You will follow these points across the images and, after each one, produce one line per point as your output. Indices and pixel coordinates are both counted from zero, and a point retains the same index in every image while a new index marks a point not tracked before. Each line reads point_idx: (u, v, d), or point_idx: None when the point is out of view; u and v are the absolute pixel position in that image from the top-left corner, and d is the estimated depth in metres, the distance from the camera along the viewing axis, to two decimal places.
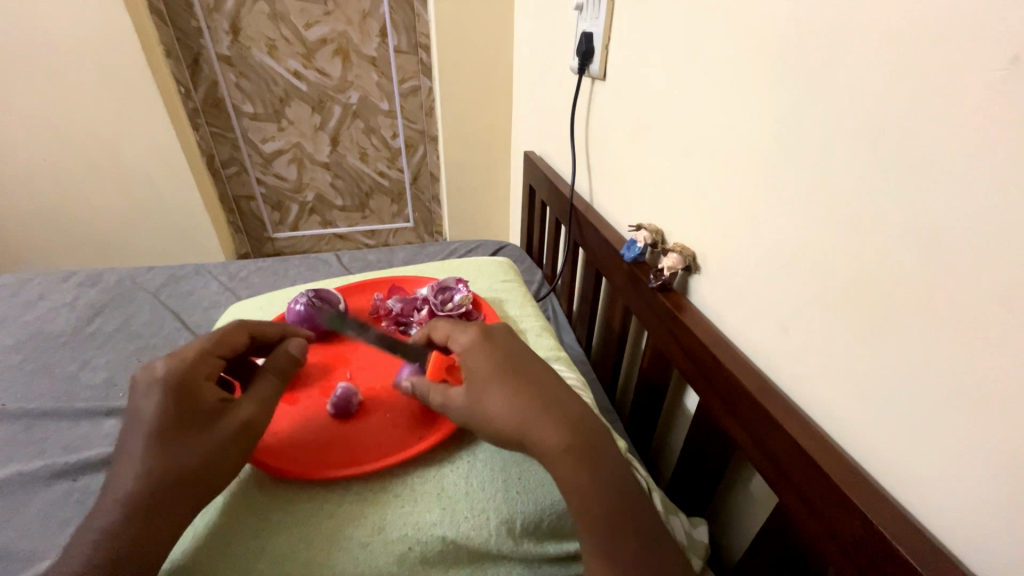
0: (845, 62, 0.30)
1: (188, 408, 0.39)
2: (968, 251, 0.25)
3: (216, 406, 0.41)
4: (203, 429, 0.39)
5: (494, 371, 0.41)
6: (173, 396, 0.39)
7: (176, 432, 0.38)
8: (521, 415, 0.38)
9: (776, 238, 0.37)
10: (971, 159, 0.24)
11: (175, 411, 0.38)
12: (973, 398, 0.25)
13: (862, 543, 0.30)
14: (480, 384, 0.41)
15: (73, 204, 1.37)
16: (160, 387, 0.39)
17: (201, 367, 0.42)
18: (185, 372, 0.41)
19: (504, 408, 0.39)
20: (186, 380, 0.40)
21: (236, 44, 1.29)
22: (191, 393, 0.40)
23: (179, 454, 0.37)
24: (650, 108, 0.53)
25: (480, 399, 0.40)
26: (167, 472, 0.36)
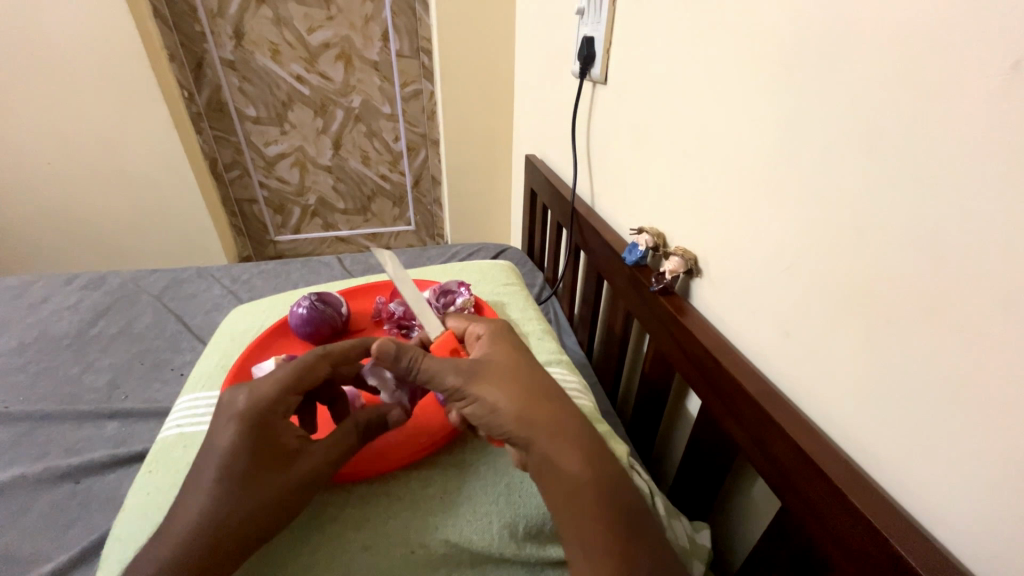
0: (847, 67, 0.30)
1: (260, 454, 0.38)
2: (970, 256, 0.25)
3: (287, 451, 0.39)
4: (271, 478, 0.37)
5: (504, 363, 0.42)
6: (252, 443, 0.38)
7: (244, 479, 0.36)
8: (528, 408, 0.39)
9: (778, 242, 0.37)
10: (972, 166, 0.24)
11: (250, 454, 0.37)
12: (976, 404, 0.25)
13: (865, 548, 0.30)
14: (491, 367, 0.41)
15: (77, 207, 1.38)
16: (235, 425, 0.38)
17: (282, 404, 0.40)
18: (266, 411, 0.39)
19: (508, 394, 0.39)
20: (265, 421, 0.39)
21: (240, 48, 1.30)
22: (269, 435, 0.39)
23: (250, 501, 0.36)
24: (651, 112, 0.53)
25: (485, 378, 0.40)
26: (233, 520, 0.35)
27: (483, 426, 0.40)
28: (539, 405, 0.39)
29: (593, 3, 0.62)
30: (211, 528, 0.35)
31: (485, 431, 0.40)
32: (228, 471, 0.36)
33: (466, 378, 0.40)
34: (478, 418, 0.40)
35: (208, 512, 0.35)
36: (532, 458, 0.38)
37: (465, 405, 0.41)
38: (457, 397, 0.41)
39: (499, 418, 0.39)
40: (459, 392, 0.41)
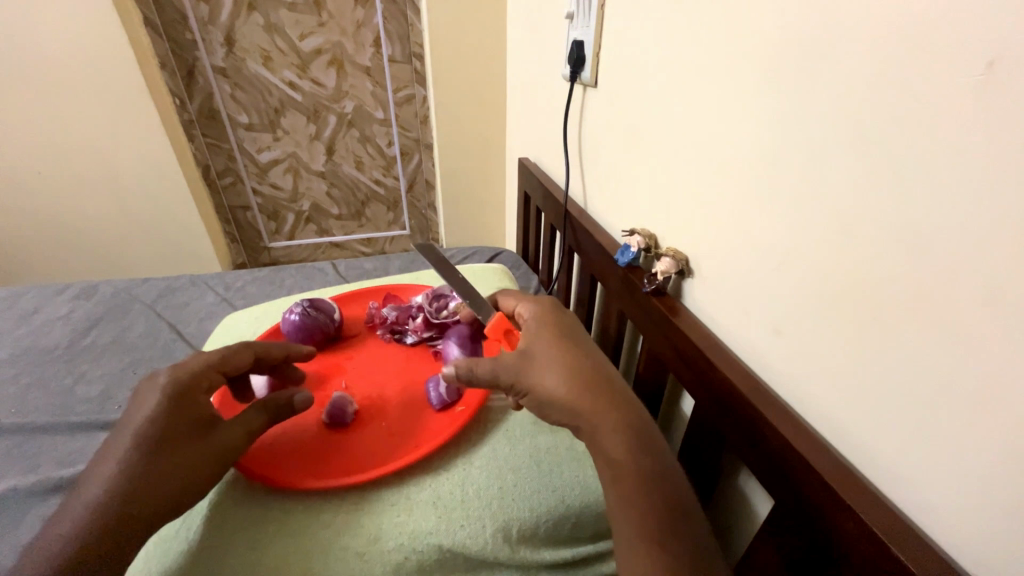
0: (828, 68, 0.31)
1: (177, 419, 0.40)
2: (958, 252, 0.25)
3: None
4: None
5: (550, 349, 0.42)
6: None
7: (158, 443, 0.38)
8: (572, 392, 0.39)
9: (766, 243, 0.38)
10: (952, 166, 0.25)
11: (166, 420, 0.39)
12: (964, 399, 0.26)
13: (856, 544, 0.30)
14: (539, 358, 0.41)
15: (69, 217, 1.37)
16: (155, 396, 0.41)
17: (203, 380, 0.43)
18: (186, 385, 0.42)
19: (558, 380, 0.40)
20: (184, 393, 0.41)
21: (231, 55, 1.30)
22: (188, 404, 0.41)
23: (159, 465, 0.37)
24: (640, 115, 0.54)
25: (535, 368, 0.41)
26: (149, 481, 0.36)
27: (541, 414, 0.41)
28: (579, 388, 0.39)
29: (581, 7, 0.63)
30: (119, 496, 0.35)
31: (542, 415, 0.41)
32: (138, 436, 0.38)
33: (519, 376, 0.41)
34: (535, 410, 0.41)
35: (111, 477, 0.36)
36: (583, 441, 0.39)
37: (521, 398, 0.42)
38: (516, 390, 0.41)
39: (551, 406, 0.40)
40: (517, 388, 0.41)
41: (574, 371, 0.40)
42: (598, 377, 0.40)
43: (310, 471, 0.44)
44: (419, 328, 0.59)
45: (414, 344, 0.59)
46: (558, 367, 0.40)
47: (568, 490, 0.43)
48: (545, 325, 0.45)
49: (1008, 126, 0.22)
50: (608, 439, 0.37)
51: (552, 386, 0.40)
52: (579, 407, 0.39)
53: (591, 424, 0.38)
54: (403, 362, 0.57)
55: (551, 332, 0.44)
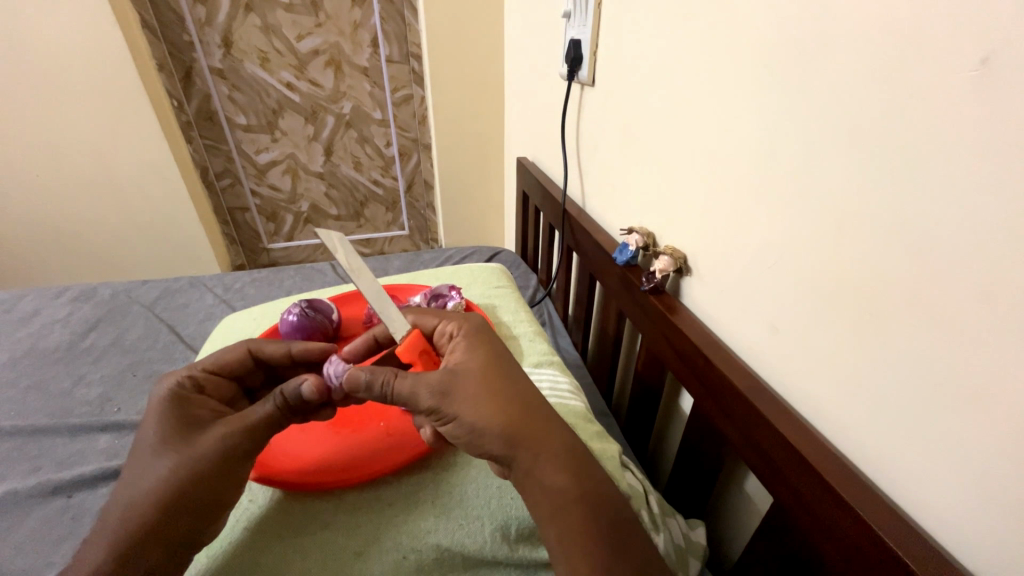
0: (824, 66, 0.31)
1: (175, 422, 0.40)
2: (957, 249, 0.25)
3: (201, 419, 0.41)
4: (181, 447, 0.38)
5: (478, 372, 0.41)
6: (165, 414, 0.41)
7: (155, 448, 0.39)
8: (502, 423, 0.38)
9: (764, 240, 0.38)
10: (951, 163, 0.25)
11: (166, 424, 0.40)
12: (964, 398, 0.26)
13: (855, 539, 0.30)
14: (465, 382, 0.40)
15: (68, 220, 1.37)
16: (152, 407, 0.42)
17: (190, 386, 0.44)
18: (178, 393, 0.43)
19: (484, 409, 0.38)
20: (176, 400, 0.42)
21: (228, 57, 1.30)
22: (182, 407, 0.41)
23: (154, 467, 0.37)
24: (637, 114, 0.54)
25: (461, 395, 0.39)
26: (146, 486, 0.37)
27: (463, 443, 0.40)
28: (512, 417, 0.38)
29: (578, 5, 0.63)
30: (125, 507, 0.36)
31: (462, 445, 0.40)
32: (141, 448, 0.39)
33: (441, 398, 0.39)
34: (458, 436, 0.40)
35: (120, 492, 0.37)
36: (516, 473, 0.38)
37: (444, 423, 0.40)
38: (434, 415, 0.40)
39: (480, 435, 0.38)
40: (438, 412, 0.39)
41: (504, 399, 0.39)
42: (529, 407, 0.39)
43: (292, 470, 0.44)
44: None
45: None
46: (485, 396, 0.39)
47: None
48: (475, 346, 0.43)
49: (1005, 123, 0.22)
50: (549, 471, 0.37)
51: (480, 416, 0.38)
52: (506, 438, 0.38)
53: (531, 455, 0.37)
54: None
55: (478, 356, 0.42)
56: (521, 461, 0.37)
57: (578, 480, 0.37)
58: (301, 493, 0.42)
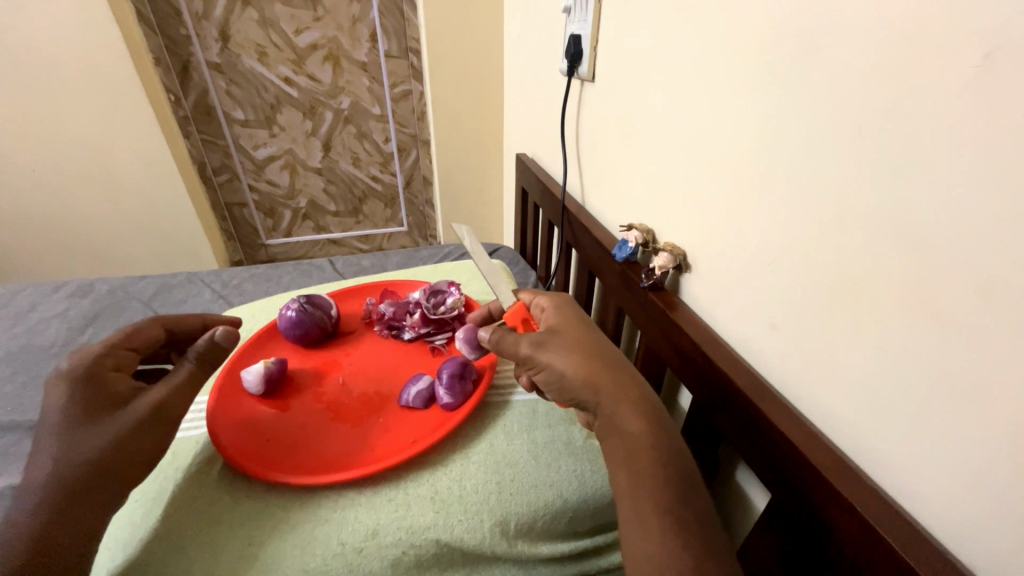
0: (825, 61, 0.30)
1: (99, 396, 0.41)
2: (956, 247, 0.25)
3: (127, 392, 0.43)
4: (114, 413, 0.41)
5: (575, 329, 0.43)
6: (82, 389, 0.41)
7: (85, 419, 0.39)
8: (589, 377, 0.39)
9: (765, 238, 0.37)
10: (947, 162, 0.25)
11: (90, 398, 0.41)
12: (960, 394, 0.26)
13: (850, 534, 0.30)
14: (559, 337, 0.42)
15: (64, 214, 1.37)
16: (64, 383, 0.41)
17: (107, 361, 0.44)
18: (94, 367, 0.43)
19: (578, 361, 0.40)
20: (92, 374, 0.42)
21: (226, 51, 1.29)
22: (103, 382, 0.42)
23: (92, 436, 0.39)
24: (637, 110, 0.53)
25: (560, 346, 0.41)
26: (83, 453, 0.38)
27: (556, 391, 0.41)
28: (594, 370, 0.40)
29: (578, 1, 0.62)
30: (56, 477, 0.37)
31: (556, 395, 0.42)
32: (58, 423, 0.39)
33: (536, 347, 0.41)
34: (549, 383, 0.41)
35: (45, 464, 0.37)
36: (599, 421, 0.40)
37: (538, 373, 0.42)
38: (530, 365, 0.42)
39: (567, 383, 0.40)
40: (532, 360, 0.41)
41: (593, 354, 0.41)
42: (615, 365, 0.40)
43: (287, 459, 0.44)
44: (416, 324, 0.59)
45: (411, 340, 0.59)
46: (575, 349, 0.41)
47: (566, 485, 0.43)
48: (566, 310, 0.45)
49: (1006, 120, 0.22)
50: (628, 417, 0.38)
51: (577, 367, 0.40)
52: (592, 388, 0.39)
53: (611, 403, 0.39)
54: (400, 359, 0.56)
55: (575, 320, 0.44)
56: (602, 406, 0.39)
57: None
58: (301, 488, 0.42)
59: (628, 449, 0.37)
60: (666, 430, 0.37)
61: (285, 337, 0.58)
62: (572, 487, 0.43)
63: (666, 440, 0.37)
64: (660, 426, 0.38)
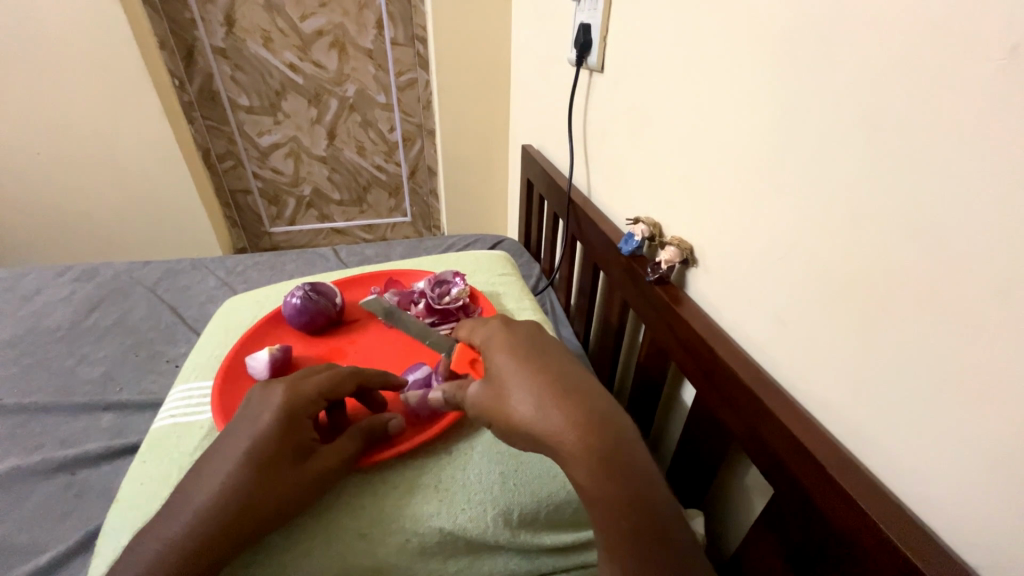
0: (840, 55, 0.30)
1: (286, 445, 0.38)
2: (969, 245, 0.25)
3: (307, 443, 0.39)
4: (291, 470, 0.37)
5: (502, 372, 0.37)
6: (281, 432, 0.38)
7: (260, 472, 0.36)
8: (538, 414, 0.34)
9: (774, 233, 0.37)
10: (962, 159, 0.24)
11: (282, 447, 0.38)
12: (967, 393, 0.26)
13: (853, 530, 0.30)
14: (487, 389, 0.37)
15: (68, 198, 1.37)
16: (269, 423, 0.38)
17: (312, 402, 0.41)
18: (299, 408, 0.40)
19: (522, 400, 0.34)
20: (295, 417, 0.39)
21: (231, 35, 1.28)
22: (297, 428, 0.39)
23: (256, 493, 0.36)
24: (647, 101, 0.53)
25: (500, 390, 0.36)
26: (241, 509, 0.35)
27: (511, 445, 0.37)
28: (525, 422, 0.34)
29: None
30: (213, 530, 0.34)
31: None
32: (229, 471, 0.36)
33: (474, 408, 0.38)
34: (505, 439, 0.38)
35: (200, 509, 0.35)
36: None
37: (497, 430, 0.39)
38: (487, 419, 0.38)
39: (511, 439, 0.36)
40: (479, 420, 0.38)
41: (534, 383, 0.35)
42: (566, 394, 0.34)
43: None
44: (421, 314, 0.58)
45: None
46: (501, 399, 0.36)
47: None
48: (499, 345, 0.39)
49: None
50: (574, 470, 0.32)
51: (523, 408, 0.34)
52: (544, 430, 0.33)
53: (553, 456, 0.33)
54: (404, 349, 0.56)
55: (514, 344, 0.39)
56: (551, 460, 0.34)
57: None
58: None
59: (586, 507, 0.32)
60: (638, 452, 0.32)
61: (290, 325, 0.58)
62: None
63: (642, 466, 0.32)
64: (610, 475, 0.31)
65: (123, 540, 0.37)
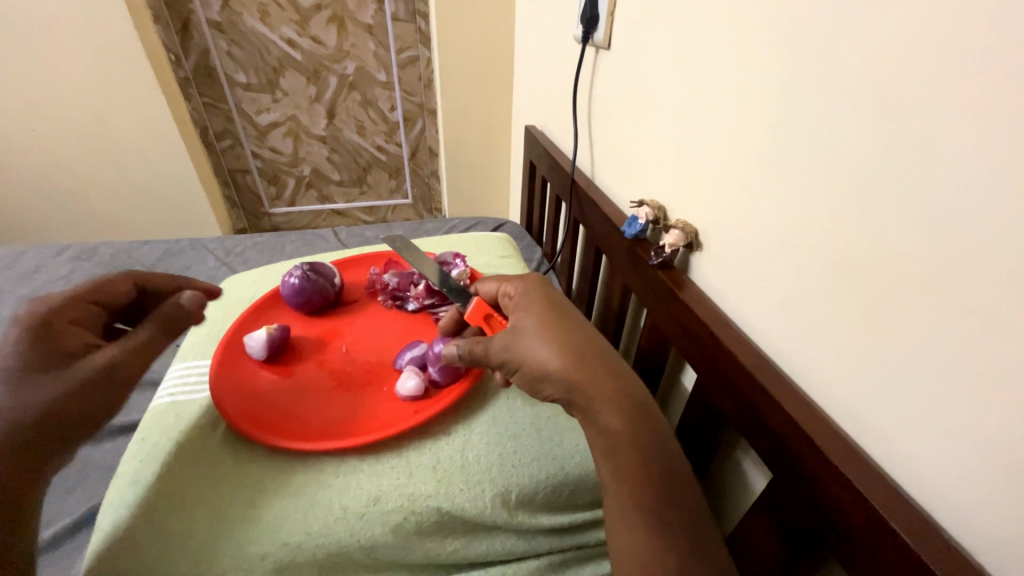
0: (857, 27, 0.29)
1: (41, 348, 0.41)
2: (987, 228, 0.24)
3: (68, 346, 0.42)
4: (45, 363, 0.40)
5: (539, 325, 0.41)
6: (32, 340, 0.41)
7: (24, 366, 0.39)
8: (579, 363, 0.38)
9: (780, 217, 0.36)
10: (982, 139, 0.23)
11: (33, 349, 0.41)
12: (977, 379, 0.25)
13: (852, 517, 0.30)
14: (526, 336, 0.41)
15: (67, 176, 1.36)
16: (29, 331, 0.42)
17: (64, 315, 0.44)
18: (47, 318, 0.43)
19: (548, 351, 0.39)
20: (41, 325, 0.42)
21: (227, 9, 1.25)
22: (47, 333, 0.42)
23: (30, 386, 0.38)
24: (655, 77, 0.51)
25: (535, 340, 0.40)
26: (9, 398, 0.37)
27: (530, 390, 0.41)
28: (570, 364, 0.38)
29: None
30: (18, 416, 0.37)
31: (534, 394, 0.42)
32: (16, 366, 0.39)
33: (506, 353, 0.41)
34: (526, 385, 0.41)
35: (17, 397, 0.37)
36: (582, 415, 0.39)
37: (514, 375, 0.42)
38: (506, 369, 0.42)
39: (543, 383, 0.40)
40: (506, 366, 0.42)
41: (554, 337, 0.40)
42: (585, 350, 0.39)
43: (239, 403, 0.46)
44: (421, 295, 0.58)
45: (415, 311, 0.58)
46: (543, 344, 0.40)
47: (568, 459, 0.43)
48: (532, 303, 0.44)
49: None
50: (608, 415, 0.37)
51: (557, 357, 0.39)
52: (580, 375, 0.38)
53: (589, 400, 0.38)
54: (403, 331, 0.56)
55: (537, 304, 0.43)
56: (581, 403, 0.38)
57: (623, 434, 0.36)
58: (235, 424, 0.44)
59: (606, 446, 0.37)
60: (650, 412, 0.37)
61: (288, 305, 0.58)
62: (574, 461, 0.43)
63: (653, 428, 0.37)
64: (641, 419, 0.37)
65: (128, 515, 0.38)
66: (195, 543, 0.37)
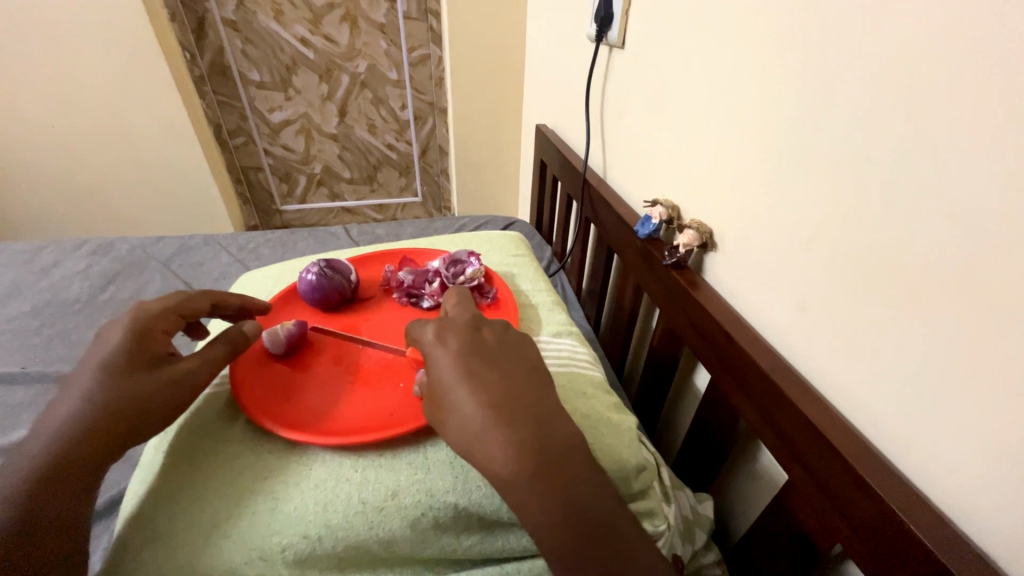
0: (881, 26, 0.28)
1: (135, 353, 0.40)
2: (1011, 229, 0.23)
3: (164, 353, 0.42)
4: (144, 372, 0.39)
5: (446, 391, 0.36)
6: (126, 344, 0.40)
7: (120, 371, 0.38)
8: (481, 444, 0.33)
9: (798, 217, 0.36)
10: (1011, 138, 0.23)
11: (128, 353, 0.40)
12: (998, 384, 0.25)
13: (872, 521, 0.30)
14: (435, 402, 0.36)
15: (85, 172, 1.38)
16: (118, 334, 0.41)
17: (159, 322, 0.44)
18: (145, 324, 0.42)
19: (453, 426, 0.34)
20: (141, 330, 0.42)
21: (241, 8, 1.26)
22: (145, 339, 0.41)
23: (116, 389, 0.37)
24: (670, 77, 0.50)
25: (442, 409, 0.35)
26: (100, 404, 0.36)
27: None
28: (471, 444, 0.34)
29: None
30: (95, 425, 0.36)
31: None
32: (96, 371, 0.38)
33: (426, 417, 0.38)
34: None
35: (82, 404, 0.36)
36: None
37: None
38: None
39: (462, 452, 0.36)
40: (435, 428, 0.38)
41: (471, 398, 0.34)
42: (489, 428, 0.33)
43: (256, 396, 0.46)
44: (435, 293, 0.58)
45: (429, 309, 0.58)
46: (448, 416, 0.35)
47: None
48: (446, 358, 0.37)
49: None
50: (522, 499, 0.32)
51: (459, 434, 0.34)
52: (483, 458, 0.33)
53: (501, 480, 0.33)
54: None
55: (455, 359, 0.37)
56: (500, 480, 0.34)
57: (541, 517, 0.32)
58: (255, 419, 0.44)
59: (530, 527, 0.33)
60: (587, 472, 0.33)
61: (305, 300, 0.59)
62: None
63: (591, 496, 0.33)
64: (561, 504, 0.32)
65: (157, 505, 0.38)
66: (218, 534, 0.37)
